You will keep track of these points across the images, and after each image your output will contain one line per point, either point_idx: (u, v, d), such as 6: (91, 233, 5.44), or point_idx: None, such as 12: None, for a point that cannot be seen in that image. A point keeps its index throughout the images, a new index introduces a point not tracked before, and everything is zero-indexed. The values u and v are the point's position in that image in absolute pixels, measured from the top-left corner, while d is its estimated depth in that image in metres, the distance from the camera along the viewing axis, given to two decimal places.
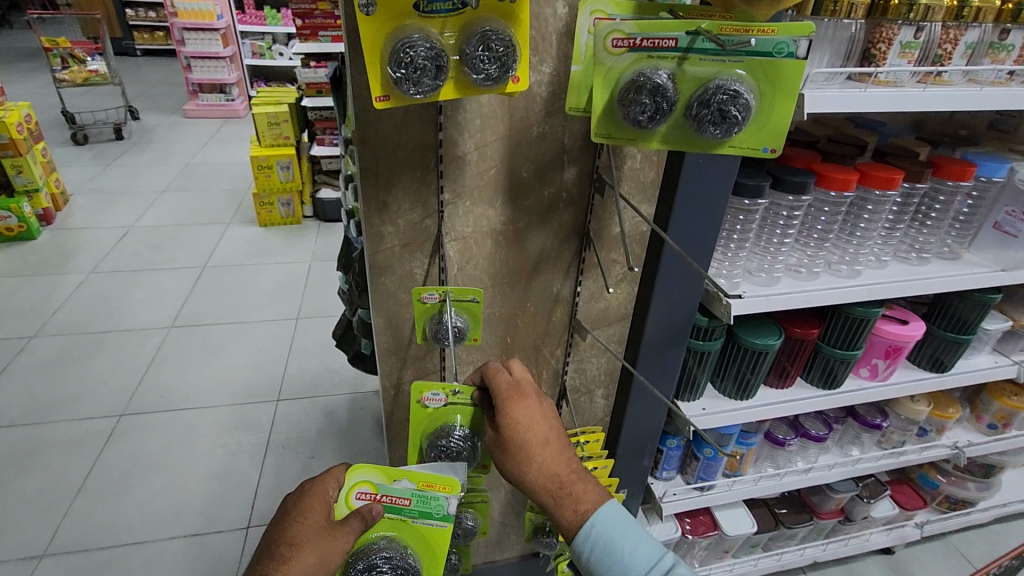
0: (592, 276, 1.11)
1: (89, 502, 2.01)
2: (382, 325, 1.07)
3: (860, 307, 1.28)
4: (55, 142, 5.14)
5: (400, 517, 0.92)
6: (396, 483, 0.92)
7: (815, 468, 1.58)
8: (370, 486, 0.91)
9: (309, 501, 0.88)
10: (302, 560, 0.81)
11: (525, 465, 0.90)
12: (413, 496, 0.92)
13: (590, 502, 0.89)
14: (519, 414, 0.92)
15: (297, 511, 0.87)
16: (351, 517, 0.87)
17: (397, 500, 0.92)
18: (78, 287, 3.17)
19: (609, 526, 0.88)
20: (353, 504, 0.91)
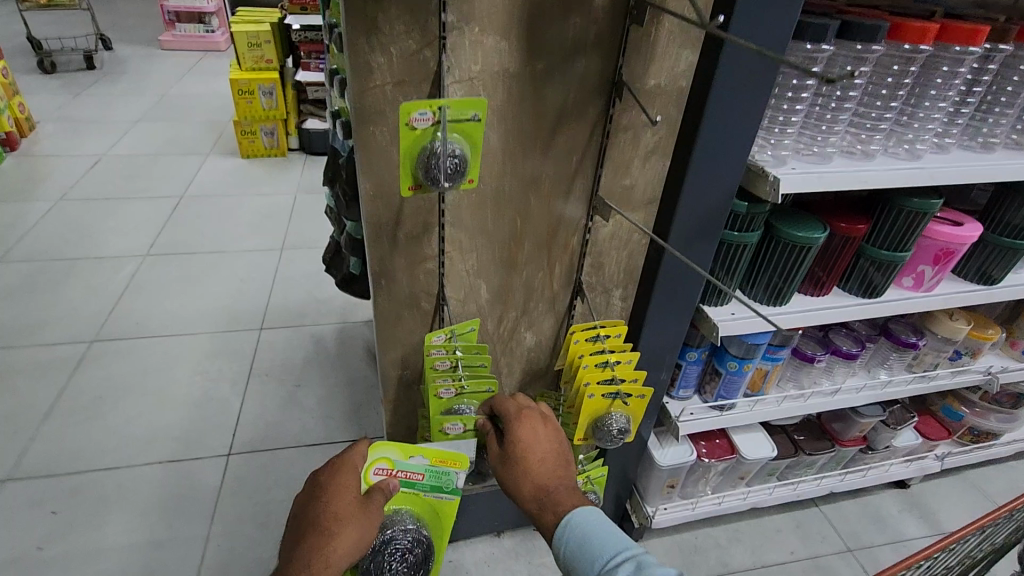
0: (619, 144, 0.95)
1: (57, 427, 1.87)
2: (371, 195, 0.89)
3: (916, 198, 1.12)
4: (21, 70, 4.80)
5: (412, 490, 0.90)
6: (411, 459, 0.88)
7: (842, 391, 1.47)
8: (387, 462, 0.86)
9: (340, 475, 0.82)
10: (345, 536, 0.77)
11: (519, 476, 0.84)
12: (426, 471, 0.89)
13: (570, 509, 0.80)
14: (523, 431, 0.88)
15: (329, 485, 0.81)
16: (376, 492, 0.82)
17: (411, 476, 0.88)
18: (45, 213, 2.96)
19: (582, 516, 0.78)
20: (371, 480, 0.85)
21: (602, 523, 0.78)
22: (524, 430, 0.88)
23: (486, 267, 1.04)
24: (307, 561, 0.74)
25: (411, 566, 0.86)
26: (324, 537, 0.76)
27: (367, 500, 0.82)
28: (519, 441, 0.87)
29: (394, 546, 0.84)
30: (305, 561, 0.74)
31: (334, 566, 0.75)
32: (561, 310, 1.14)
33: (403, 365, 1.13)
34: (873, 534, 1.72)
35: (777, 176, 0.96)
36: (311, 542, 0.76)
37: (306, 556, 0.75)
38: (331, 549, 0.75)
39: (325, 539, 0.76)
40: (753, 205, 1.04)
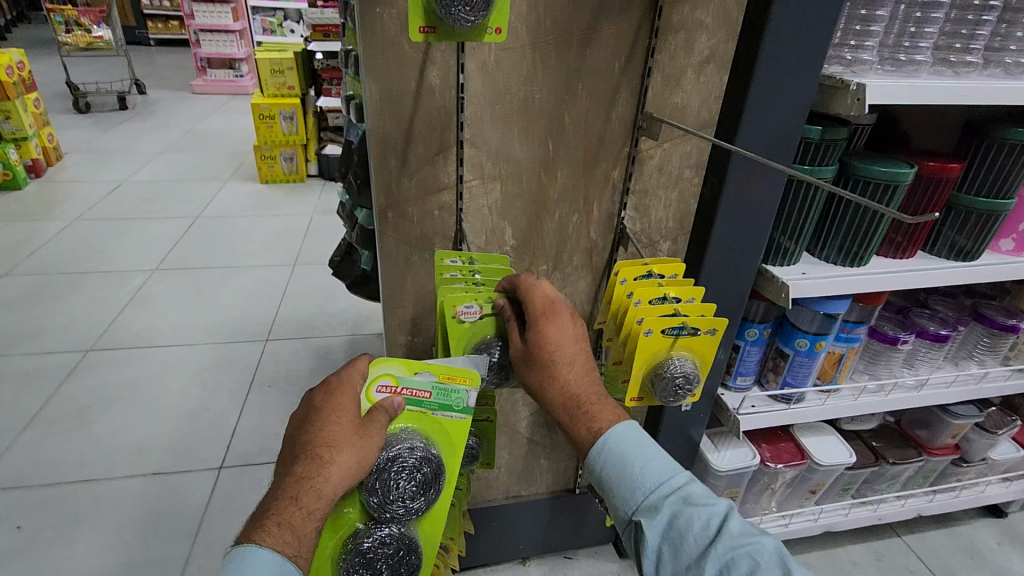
0: (669, 48, 0.81)
1: (39, 435, 1.71)
2: (377, 100, 0.76)
3: (1020, 129, 0.95)
4: (57, 110, 4.98)
5: (419, 410, 0.70)
6: (417, 375, 0.70)
7: (928, 385, 1.25)
8: (390, 378, 0.69)
9: (336, 395, 0.65)
10: (340, 467, 0.61)
11: (550, 384, 0.68)
12: (434, 389, 0.70)
13: (608, 425, 0.69)
14: (552, 329, 0.68)
15: (323, 405, 0.64)
16: (379, 412, 0.66)
17: (416, 395, 0.70)
18: (60, 231, 2.92)
19: (621, 452, 0.67)
20: (374, 398, 0.69)
21: (642, 451, 0.67)
22: (552, 327, 0.68)
23: (513, 206, 0.89)
24: (291, 493, 0.59)
25: (422, 485, 0.67)
26: (313, 467, 0.60)
27: (368, 423, 0.65)
28: (548, 344, 0.68)
29: (399, 464, 0.65)
30: (289, 496, 0.59)
31: (325, 500, 0.60)
32: (600, 265, 0.97)
33: (414, 329, 0.97)
34: (972, 568, 1.43)
35: (859, 83, 0.81)
36: (297, 472, 0.60)
37: (289, 490, 0.59)
38: (322, 481, 0.60)
39: (313, 469, 0.60)
40: (828, 131, 0.88)
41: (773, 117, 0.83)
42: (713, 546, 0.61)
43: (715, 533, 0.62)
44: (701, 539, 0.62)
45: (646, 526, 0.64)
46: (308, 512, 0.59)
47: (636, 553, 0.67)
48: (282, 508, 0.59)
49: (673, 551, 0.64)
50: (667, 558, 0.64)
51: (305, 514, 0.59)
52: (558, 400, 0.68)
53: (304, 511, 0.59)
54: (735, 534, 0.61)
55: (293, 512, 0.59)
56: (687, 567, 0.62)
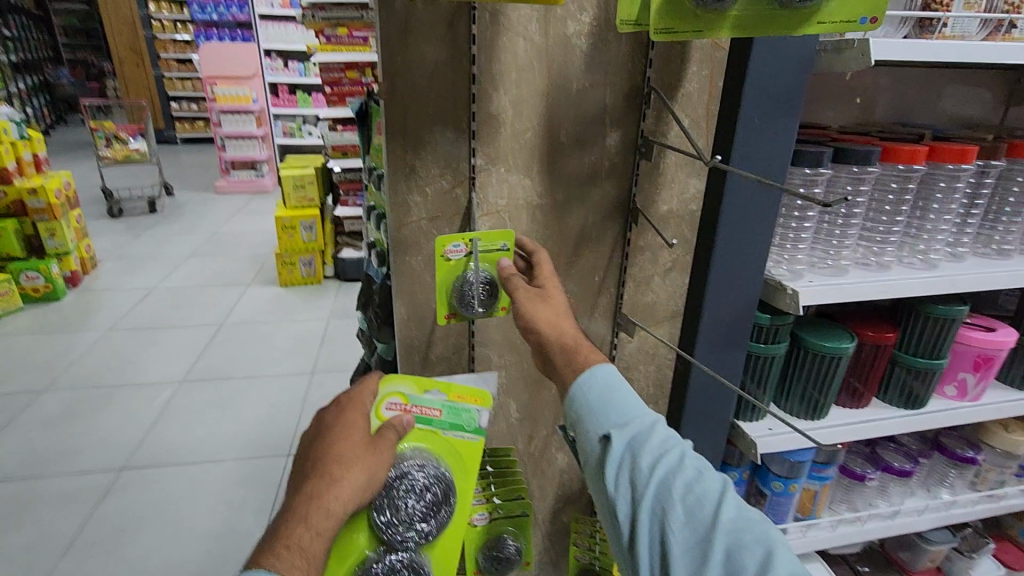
0: (639, 262, 1.00)
1: (75, 562, 1.81)
2: (406, 316, 0.95)
3: (942, 305, 1.13)
4: (92, 216, 5.36)
5: (429, 428, 0.80)
6: (427, 395, 0.81)
7: (902, 512, 1.35)
8: (400, 396, 0.79)
9: (345, 415, 0.72)
10: (351, 482, 0.65)
11: (554, 312, 0.75)
12: (443, 408, 0.80)
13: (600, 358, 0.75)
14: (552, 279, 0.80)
15: (336, 425, 0.70)
16: (388, 429, 0.74)
17: (427, 412, 0.80)
18: (95, 342, 3.12)
19: (603, 376, 0.71)
20: (384, 417, 0.78)
21: (612, 376, 0.72)
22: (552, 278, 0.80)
23: (516, 385, 1.06)
24: (303, 511, 0.61)
25: (431, 506, 0.75)
26: (326, 481, 0.64)
27: (379, 438, 0.71)
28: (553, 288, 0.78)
29: (409, 483, 0.74)
30: (299, 515, 0.61)
31: (335, 518, 0.63)
32: None
33: None
34: None
35: (794, 289, 0.99)
36: (309, 488, 0.63)
37: (300, 509, 0.62)
38: (333, 496, 0.63)
39: (324, 485, 0.63)
40: (775, 317, 1.06)
41: (728, 313, 1.01)
42: (667, 456, 0.65)
43: (672, 447, 0.66)
44: (659, 452, 0.65)
45: (615, 436, 0.67)
46: (317, 532, 0.61)
47: (595, 467, 0.68)
48: (292, 526, 0.60)
49: (630, 459, 0.66)
50: (626, 468, 0.66)
51: (313, 533, 0.61)
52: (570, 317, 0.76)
53: (314, 530, 0.61)
54: (690, 453, 0.66)
55: (303, 534, 0.60)
56: (643, 474, 0.64)
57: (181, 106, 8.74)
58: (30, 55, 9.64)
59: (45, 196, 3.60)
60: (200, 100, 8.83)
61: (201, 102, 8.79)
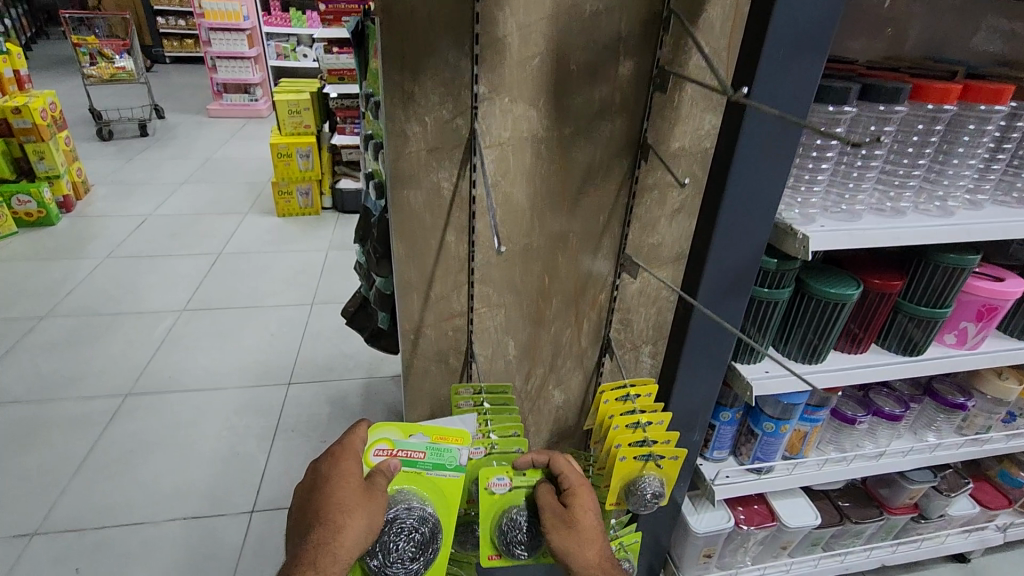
0: (646, 202, 0.96)
1: (88, 480, 1.89)
2: (403, 254, 0.92)
3: (954, 254, 1.10)
4: (82, 138, 5.19)
5: (415, 469, 0.87)
6: (411, 439, 0.88)
7: (886, 454, 1.39)
8: (387, 443, 0.87)
9: (342, 462, 0.82)
10: (352, 528, 0.78)
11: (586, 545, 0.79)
12: (427, 450, 0.87)
13: None
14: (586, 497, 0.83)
15: (332, 475, 0.81)
16: (378, 475, 0.82)
17: (412, 455, 0.87)
18: (93, 270, 3.11)
19: None
20: (374, 461, 0.86)
21: None
22: (586, 501, 0.83)
23: (515, 324, 1.04)
24: (312, 557, 0.75)
25: (420, 543, 0.85)
26: (331, 530, 0.76)
27: (371, 485, 0.82)
28: (579, 502, 0.82)
29: (399, 525, 0.83)
30: (310, 561, 0.75)
31: (341, 561, 0.76)
32: (590, 366, 1.13)
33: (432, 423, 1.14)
34: None
35: (805, 234, 0.96)
36: (317, 535, 0.76)
37: (312, 554, 0.75)
38: (338, 543, 0.76)
39: (331, 534, 0.76)
40: (782, 262, 1.04)
41: (736, 257, 0.98)
42: None
43: None
44: None
45: None
46: (325, 573, 0.75)
47: None
48: (307, 569, 0.75)
49: None
50: None
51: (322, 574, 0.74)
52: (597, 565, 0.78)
53: (324, 571, 0.75)
54: None
55: (315, 573, 0.74)
56: None
57: (169, 22, 8.26)
58: None
59: (31, 116, 3.47)
60: (187, 15, 8.32)
61: (189, 17, 8.31)
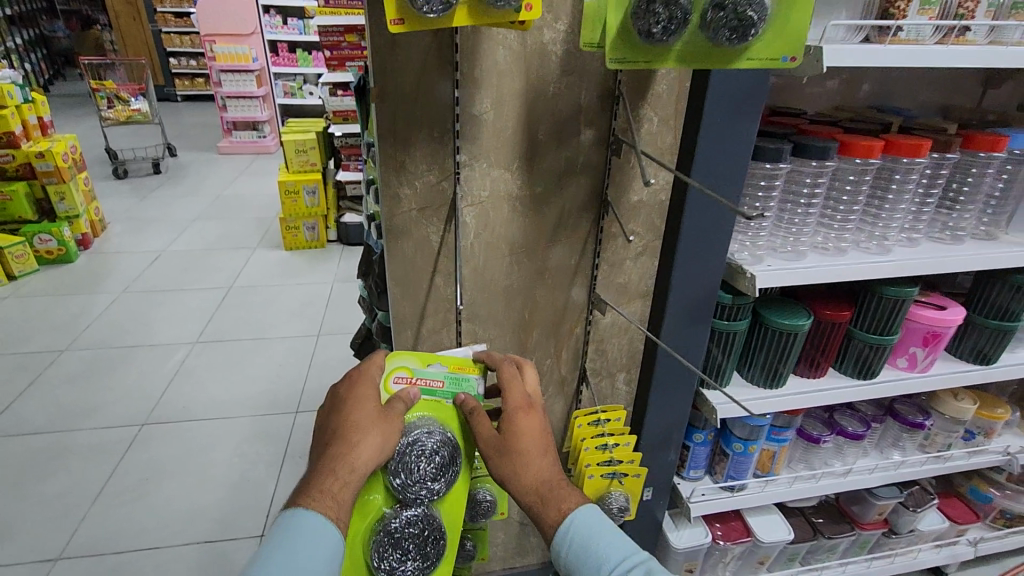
0: (612, 247, 1.09)
1: (106, 507, 2.00)
2: (398, 295, 1.06)
3: (894, 287, 1.22)
4: (98, 177, 5.42)
5: (433, 398, 0.92)
6: (429, 367, 0.93)
7: (853, 471, 1.48)
8: (406, 371, 0.91)
9: (357, 386, 0.84)
10: (369, 445, 0.79)
11: (524, 463, 0.84)
12: (445, 378, 0.94)
13: (575, 506, 0.84)
14: (525, 417, 0.87)
15: (349, 396, 0.83)
16: (397, 400, 0.85)
17: (430, 384, 0.93)
18: (110, 305, 3.26)
19: (585, 528, 0.82)
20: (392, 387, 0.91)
21: (593, 532, 0.82)
22: (520, 422, 0.86)
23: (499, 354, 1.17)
24: (331, 467, 0.77)
25: (441, 467, 0.88)
26: (348, 446, 0.79)
27: (388, 409, 0.84)
28: (518, 426, 0.86)
29: (419, 448, 0.86)
30: (329, 469, 0.77)
31: (358, 472, 0.78)
32: (569, 393, 1.25)
33: None
34: None
35: (752, 273, 1.08)
36: (334, 451, 0.78)
37: (330, 465, 0.77)
38: (355, 457, 0.78)
39: (347, 448, 0.78)
40: (737, 297, 1.16)
41: (693, 294, 1.10)
42: None
43: None
44: None
45: None
46: (345, 482, 0.77)
47: None
48: (324, 478, 0.76)
49: None
50: None
51: (342, 484, 0.77)
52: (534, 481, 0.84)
53: (342, 480, 0.77)
54: None
55: (333, 484, 0.76)
56: None
57: (180, 62, 8.62)
58: (23, 5, 9.37)
59: (54, 160, 3.68)
60: (199, 56, 8.68)
61: (199, 57, 8.66)
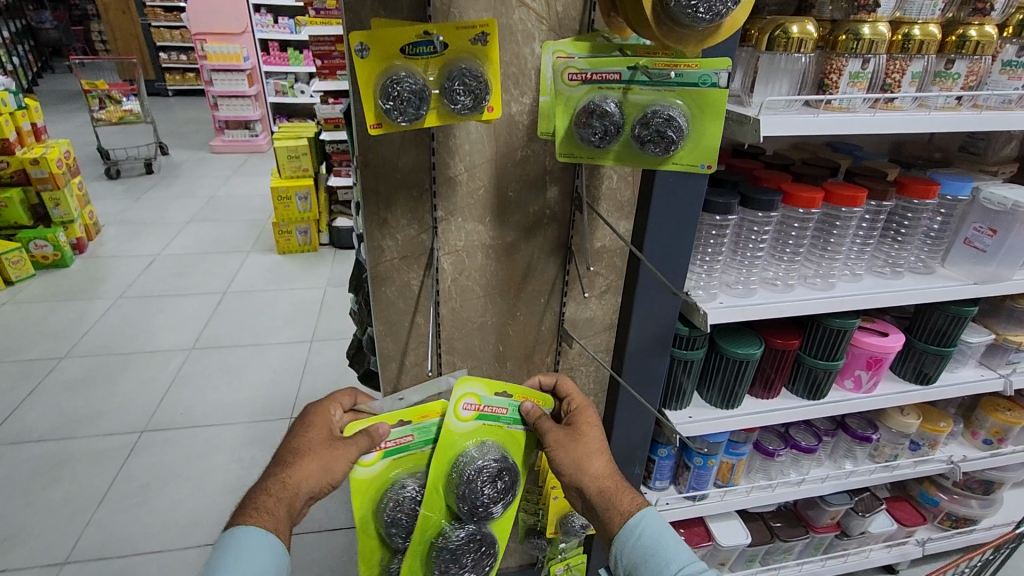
0: (578, 287, 1.20)
1: (110, 512, 2.11)
2: (382, 332, 1.16)
3: (838, 318, 1.35)
4: (91, 177, 5.46)
5: (498, 423, 0.98)
6: (495, 395, 0.97)
7: (807, 481, 1.61)
8: (474, 397, 0.95)
9: (312, 416, 0.91)
10: (303, 468, 0.84)
11: (594, 455, 0.97)
12: (510, 406, 0.98)
13: (645, 504, 0.95)
14: (591, 414, 1.02)
15: (300, 426, 0.90)
16: (362, 434, 0.88)
17: (495, 410, 0.98)
18: (106, 311, 3.33)
19: (658, 523, 0.91)
20: (462, 412, 0.94)
21: (667, 532, 0.91)
22: (590, 418, 1.01)
23: None
24: (267, 486, 0.83)
25: (501, 490, 0.96)
26: (284, 466, 0.84)
27: (337, 438, 0.88)
28: (589, 422, 1.00)
29: (487, 474, 0.93)
30: (265, 489, 0.83)
31: (291, 490, 0.83)
32: None
33: None
34: None
35: (705, 309, 1.18)
36: (273, 472, 0.84)
37: (266, 485, 0.83)
38: (289, 477, 0.83)
39: (281, 469, 0.84)
40: (692, 329, 1.28)
41: (651, 329, 1.21)
42: None
43: None
44: None
45: None
46: (279, 499, 0.82)
47: None
48: (260, 496, 0.82)
49: None
50: None
51: (275, 500, 0.82)
52: (608, 472, 0.96)
53: (276, 498, 0.82)
54: None
55: (269, 500, 0.82)
56: None
57: (170, 56, 8.59)
58: None
59: (48, 166, 3.73)
60: (189, 50, 8.63)
61: (189, 52, 8.62)
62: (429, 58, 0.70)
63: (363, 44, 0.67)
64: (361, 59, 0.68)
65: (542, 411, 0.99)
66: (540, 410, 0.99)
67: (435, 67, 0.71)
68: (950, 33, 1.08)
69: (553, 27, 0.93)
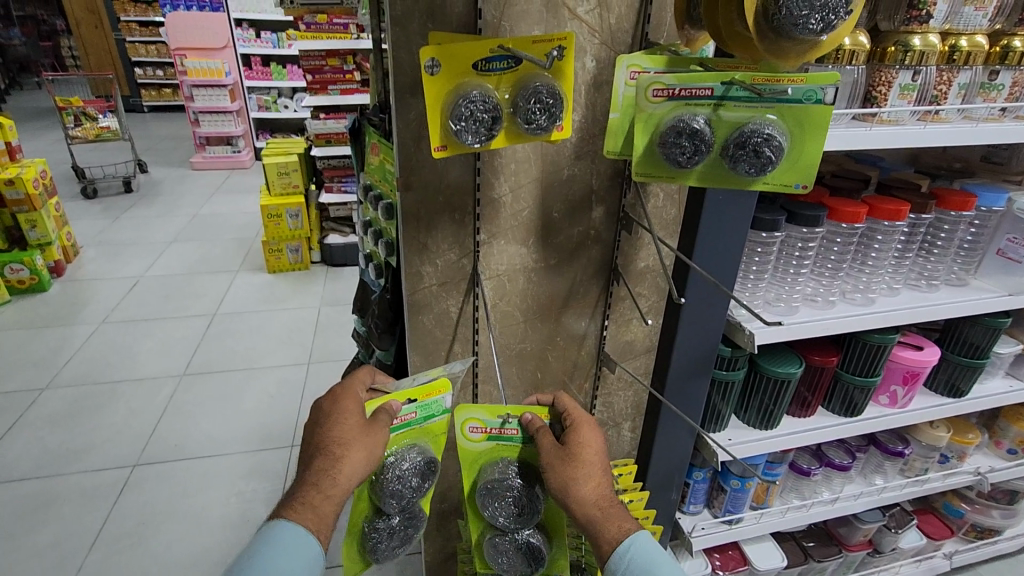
0: (620, 309, 1.15)
1: (103, 555, 1.97)
2: (418, 363, 1.09)
3: (877, 334, 1.32)
4: (66, 197, 5.26)
5: (510, 443, 0.93)
6: (497, 417, 0.92)
7: (841, 499, 1.57)
8: (478, 421, 0.91)
9: (341, 401, 0.81)
10: (351, 459, 0.77)
11: (583, 479, 0.86)
12: (517, 425, 0.93)
13: (636, 528, 0.87)
14: (588, 432, 0.91)
15: (333, 412, 0.80)
16: (385, 412, 0.81)
17: (506, 431, 0.92)
18: (89, 337, 3.18)
19: (645, 552, 0.83)
20: (469, 435, 0.92)
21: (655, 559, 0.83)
22: (587, 437, 0.90)
23: None
24: (314, 482, 0.76)
25: (521, 510, 0.91)
26: (330, 460, 0.77)
27: (373, 421, 0.80)
28: (585, 442, 0.89)
29: (497, 493, 0.90)
30: (312, 484, 0.76)
31: (341, 487, 0.76)
32: None
33: (444, 498, 1.29)
34: None
35: (750, 330, 1.15)
36: (318, 465, 0.77)
37: (313, 480, 0.76)
38: (338, 471, 0.76)
39: (330, 462, 0.76)
40: (735, 349, 1.24)
41: (696, 350, 1.16)
42: None
43: None
44: None
45: None
46: (327, 497, 0.76)
47: None
48: (308, 491, 0.76)
49: None
50: None
51: (324, 497, 0.76)
52: (597, 497, 0.86)
53: (325, 494, 0.76)
54: None
55: (315, 497, 0.76)
56: None
57: (146, 72, 8.41)
58: None
59: (24, 186, 3.57)
60: (166, 66, 8.47)
61: (166, 67, 8.47)
62: (502, 75, 0.66)
63: (434, 60, 0.63)
64: (432, 76, 0.63)
65: (542, 423, 0.91)
66: (540, 422, 0.91)
67: (508, 84, 0.67)
68: (993, 44, 1.07)
69: (606, 40, 0.88)
